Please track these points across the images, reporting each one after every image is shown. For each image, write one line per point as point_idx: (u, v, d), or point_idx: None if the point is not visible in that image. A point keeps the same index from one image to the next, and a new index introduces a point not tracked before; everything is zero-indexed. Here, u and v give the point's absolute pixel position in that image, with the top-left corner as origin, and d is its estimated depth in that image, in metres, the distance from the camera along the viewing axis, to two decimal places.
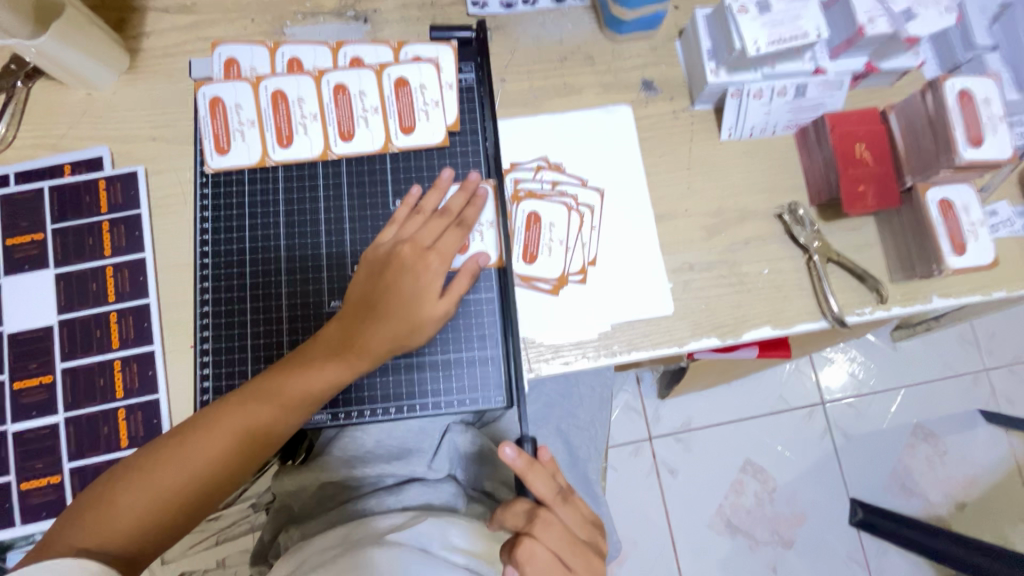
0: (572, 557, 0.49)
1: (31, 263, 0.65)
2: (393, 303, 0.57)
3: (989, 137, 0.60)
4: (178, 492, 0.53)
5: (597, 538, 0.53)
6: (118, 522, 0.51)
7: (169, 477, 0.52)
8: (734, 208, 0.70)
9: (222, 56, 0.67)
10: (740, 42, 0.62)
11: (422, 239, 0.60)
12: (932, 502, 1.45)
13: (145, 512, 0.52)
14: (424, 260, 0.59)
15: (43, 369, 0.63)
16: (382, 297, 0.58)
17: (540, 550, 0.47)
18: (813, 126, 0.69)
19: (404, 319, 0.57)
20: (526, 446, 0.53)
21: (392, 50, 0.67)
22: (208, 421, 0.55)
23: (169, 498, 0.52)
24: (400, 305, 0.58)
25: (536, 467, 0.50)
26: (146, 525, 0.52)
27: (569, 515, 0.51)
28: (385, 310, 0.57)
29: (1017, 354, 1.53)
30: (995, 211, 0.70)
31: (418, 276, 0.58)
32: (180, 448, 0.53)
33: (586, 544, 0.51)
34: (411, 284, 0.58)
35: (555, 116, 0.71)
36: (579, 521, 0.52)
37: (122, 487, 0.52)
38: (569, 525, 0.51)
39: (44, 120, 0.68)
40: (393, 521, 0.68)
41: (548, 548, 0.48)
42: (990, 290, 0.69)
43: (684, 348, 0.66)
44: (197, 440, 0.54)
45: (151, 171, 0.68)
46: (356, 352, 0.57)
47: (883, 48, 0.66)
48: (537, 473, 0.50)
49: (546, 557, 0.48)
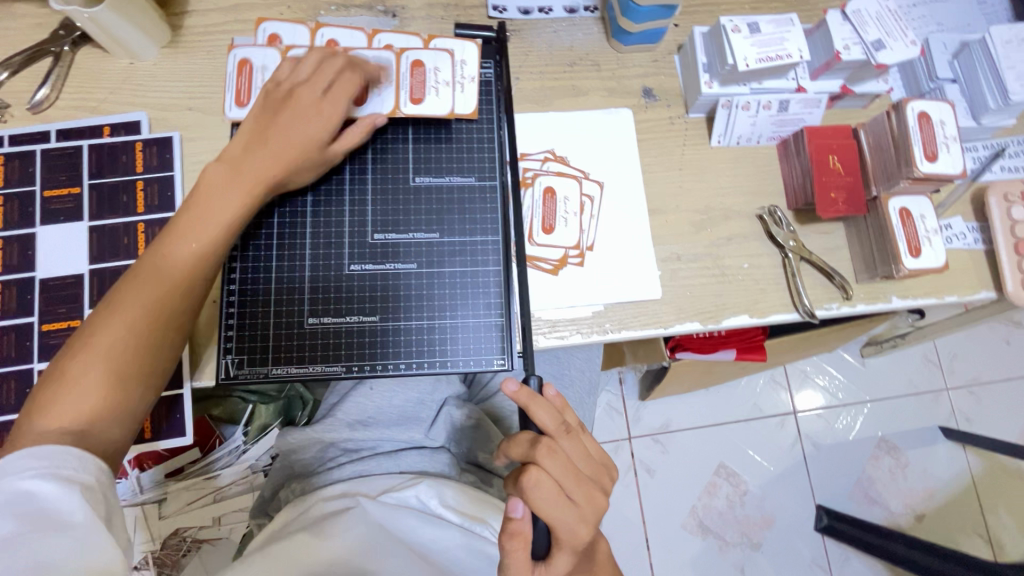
0: (575, 487, 0.51)
1: (66, 214, 0.69)
2: (276, 131, 0.62)
3: (943, 154, 0.68)
4: (116, 355, 0.52)
5: (603, 475, 0.55)
6: (68, 409, 0.49)
7: (107, 336, 0.52)
8: (720, 208, 0.77)
9: (267, 32, 0.72)
10: (732, 58, 0.70)
11: (317, 83, 0.63)
12: (892, 511, 1.53)
13: (91, 390, 0.50)
14: (315, 108, 0.63)
15: (71, 314, 0.66)
16: (275, 123, 0.62)
17: (545, 477, 0.50)
18: (793, 137, 0.77)
19: (289, 147, 0.62)
20: (531, 384, 0.57)
21: (421, 42, 0.73)
22: (125, 286, 0.54)
23: (111, 366, 0.51)
24: (289, 130, 0.62)
25: (540, 400, 0.53)
26: (102, 401, 0.50)
27: (573, 448, 0.53)
28: (272, 145, 0.61)
29: (975, 375, 1.64)
30: (950, 225, 0.78)
31: (306, 119, 0.62)
32: (105, 316, 0.53)
33: (590, 477, 0.53)
34: (296, 128, 0.62)
35: (563, 114, 0.78)
36: (585, 455, 0.54)
37: (67, 374, 0.50)
38: (573, 457, 0.53)
39: (87, 83, 0.73)
40: (389, 482, 0.72)
41: (552, 476, 0.50)
42: (943, 295, 0.77)
43: (669, 330, 0.73)
44: (117, 304, 0.53)
45: (186, 138, 0.72)
46: (266, 156, 0.61)
47: (856, 72, 0.75)
48: (541, 406, 0.53)
49: (551, 485, 0.50)
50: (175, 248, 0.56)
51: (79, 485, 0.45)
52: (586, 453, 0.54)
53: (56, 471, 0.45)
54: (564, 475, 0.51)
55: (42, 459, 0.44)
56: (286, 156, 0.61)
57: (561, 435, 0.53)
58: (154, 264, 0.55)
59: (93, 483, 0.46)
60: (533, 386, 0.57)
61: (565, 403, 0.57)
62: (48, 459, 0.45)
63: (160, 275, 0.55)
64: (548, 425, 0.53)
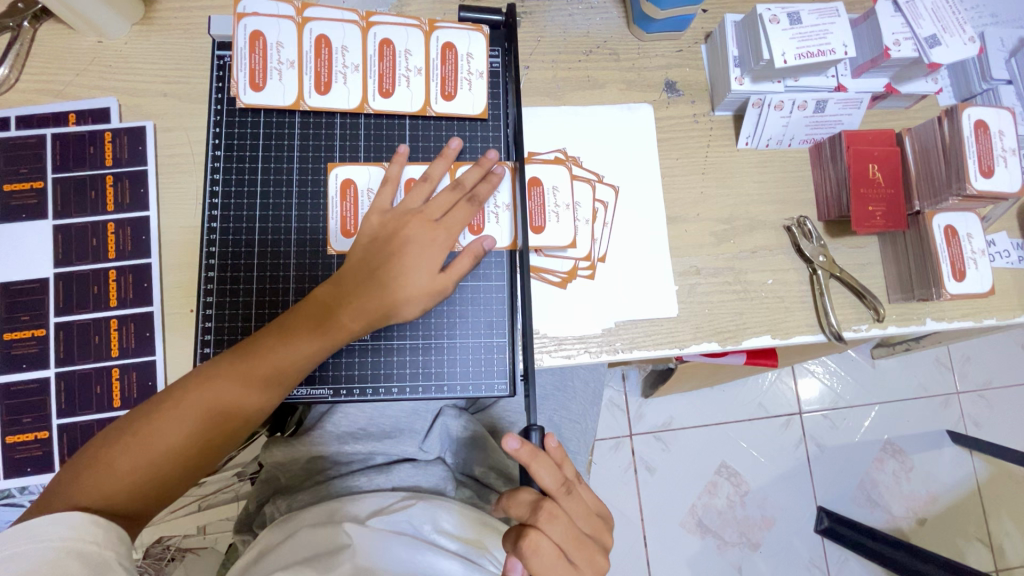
0: (574, 550, 0.50)
1: (28, 212, 0.63)
2: (383, 274, 0.58)
3: (999, 169, 0.62)
4: (169, 455, 0.53)
5: (601, 531, 0.54)
6: (96, 492, 0.50)
7: (163, 435, 0.52)
8: (744, 217, 0.71)
9: (248, 29, 0.63)
10: (768, 52, 0.62)
11: (430, 212, 0.60)
12: (895, 515, 1.50)
13: (119, 489, 0.50)
14: (430, 234, 0.59)
15: (35, 322, 0.61)
16: (380, 263, 0.58)
17: (544, 542, 0.49)
18: (828, 142, 0.70)
19: (402, 272, 0.58)
20: (533, 436, 0.53)
21: (423, 33, 0.65)
22: (202, 391, 0.54)
23: (159, 464, 0.52)
24: (391, 279, 0.58)
25: (542, 457, 0.50)
26: (139, 488, 0.51)
27: (573, 507, 0.52)
28: (379, 277, 0.58)
29: (988, 380, 1.59)
30: (993, 241, 0.72)
31: (421, 245, 0.59)
32: (176, 410, 0.53)
33: (589, 537, 0.52)
34: (415, 248, 0.59)
35: (576, 109, 0.71)
36: (584, 512, 0.53)
37: (110, 462, 0.51)
38: (573, 517, 0.52)
39: (49, 64, 0.65)
40: (380, 503, 0.66)
41: (552, 541, 0.49)
42: (981, 317, 0.71)
43: (684, 350, 0.67)
44: (178, 410, 0.53)
45: (160, 128, 0.66)
46: (349, 313, 0.57)
47: (904, 70, 0.67)
48: (542, 463, 0.50)
49: (550, 550, 0.49)
50: (300, 346, 0.56)
51: (96, 559, 0.46)
52: (586, 511, 0.53)
53: (75, 544, 0.46)
54: (564, 539, 0.50)
55: (71, 529, 0.46)
56: (384, 289, 0.58)
57: (562, 494, 0.52)
58: (272, 351, 0.56)
59: (111, 557, 0.47)
60: (535, 440, 0.52)
61: (564, 454, 0.54)
62: (71, 532, 0.46)
63: (235, 375, 0.55)
64: (550, 485, 0.51)
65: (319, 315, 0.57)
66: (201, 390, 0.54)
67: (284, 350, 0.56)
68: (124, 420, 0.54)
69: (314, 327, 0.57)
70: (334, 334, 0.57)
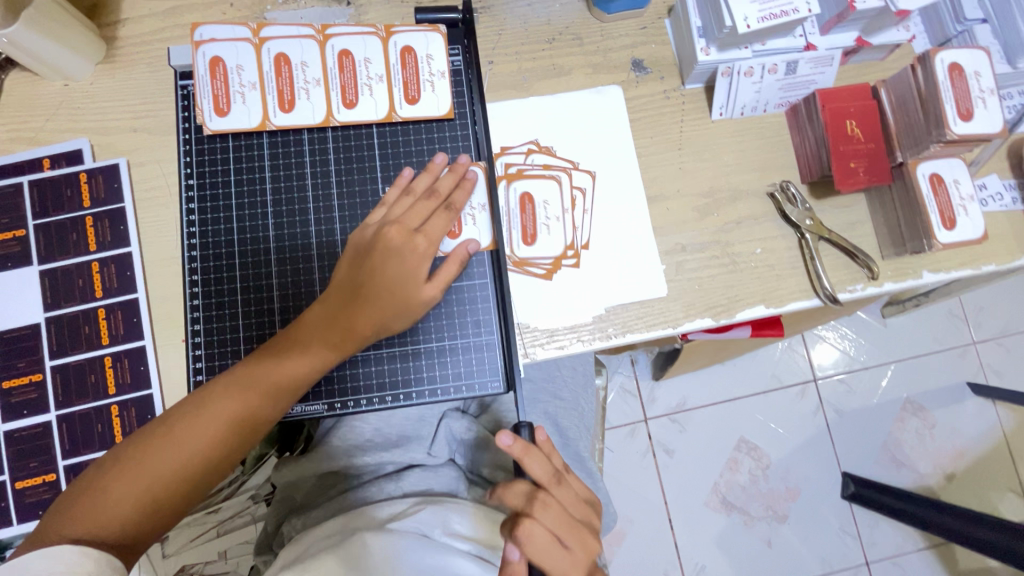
0: (568, 535, 0.51)
1: (14, 260, 0.63)
2: (367, 289, 0.57)
3: (979, 111, 0.60)
4: (164, 483, 0.53)
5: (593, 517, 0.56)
6: (90, 521, 0.50)
7: (157, 462, 0.53)
8: (726, 188, 0.70)
9: (207, 56, 0.63)
10: (730, 19, 0.61)
11: (408, 221, 0.59)
12: (921, 473, 1.47)
13: (115, 517, 0.51)
14: (409, 244, 0.58)
15: (32, 367, 0.62)
16: (363, 279, 0.57)
17: (538, 528, 0.50)
18: (804, 103, 0.68)
19: (386, 286, 0.57)
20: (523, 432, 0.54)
21: (381, 40, 0.65)
22: (196, 416, 0.54)
23: (154, 492, 0.52)
24: (378, 293, 0.57)
25: (533, 452, 0.52)
26: (134, 516, 0.52)
27: (565, 496, 0.54)
28: (365, 294, 0.57)
29: (1004, 328, 1.56)
30: (984, 185, 0.71)
31: (404, 255, 0.57)
32: (171, 436, 0.53)
33: (582, 522, 0.53)
34: (397, 260, 0.57)
35: (546, 98, 0.70)
36: (575, 500, 0.54)
37: (104, 490, 0.51)
38: (564, 505, 0.53)
39: (19, 112, 0.66)
40: (391, 511, 0.65)
41: (545, 527, 0.50)
42: (979, 264, 0.69)
43: (678, 329, 0.67)
44: (172, 437, 0.53)
45: (134, 164, 0.66)
46: (337, 332, 0.57)
47: (873, 22, 0.66)
48: (534, 457, 0.52)
49: (544, 536, 0.50)
50: (292, 366, 0.56)
51: None
52: (576, 498, 0.54)
53: None
54: (556, 525, 0.51)
55: (65, 565, 0.47)
56: (366, 301, 0.57)
57: (553, 484, 0.53)
58: (263, 374, 0.56)
59: None
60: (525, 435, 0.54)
61: (553, 445, 0.56)
62: (64, 566, 0.47)
63: (229, 399, 0.55)
64: (540, 475, 0.52)
65: (310, 333, 0.57)
66: (194, 415, 0.54)
67: (274, 372, 0.56)
68: (117, 448, 0.54)
69: (304, 346, 0.57)
70: (325, 352, 0.57)
